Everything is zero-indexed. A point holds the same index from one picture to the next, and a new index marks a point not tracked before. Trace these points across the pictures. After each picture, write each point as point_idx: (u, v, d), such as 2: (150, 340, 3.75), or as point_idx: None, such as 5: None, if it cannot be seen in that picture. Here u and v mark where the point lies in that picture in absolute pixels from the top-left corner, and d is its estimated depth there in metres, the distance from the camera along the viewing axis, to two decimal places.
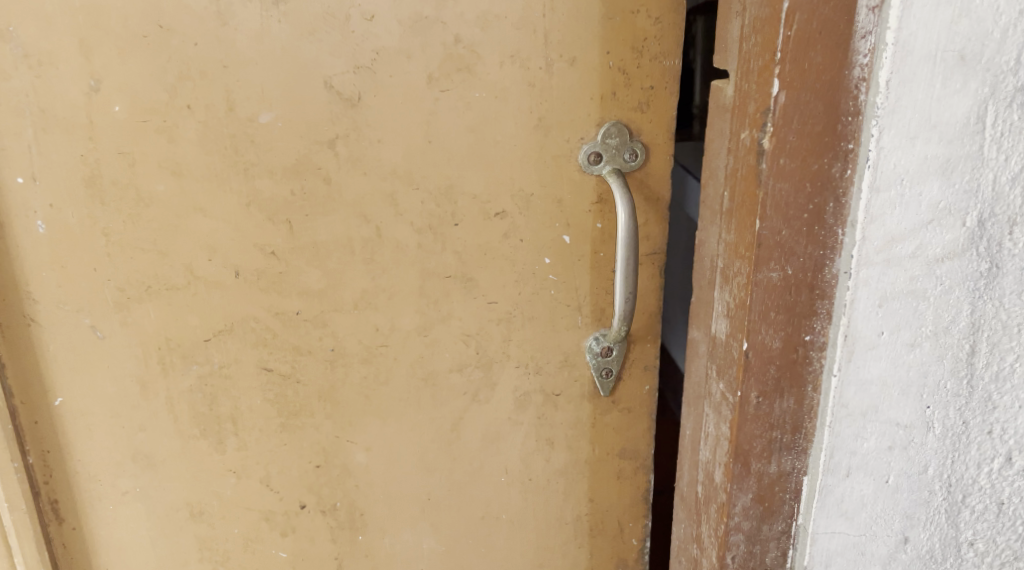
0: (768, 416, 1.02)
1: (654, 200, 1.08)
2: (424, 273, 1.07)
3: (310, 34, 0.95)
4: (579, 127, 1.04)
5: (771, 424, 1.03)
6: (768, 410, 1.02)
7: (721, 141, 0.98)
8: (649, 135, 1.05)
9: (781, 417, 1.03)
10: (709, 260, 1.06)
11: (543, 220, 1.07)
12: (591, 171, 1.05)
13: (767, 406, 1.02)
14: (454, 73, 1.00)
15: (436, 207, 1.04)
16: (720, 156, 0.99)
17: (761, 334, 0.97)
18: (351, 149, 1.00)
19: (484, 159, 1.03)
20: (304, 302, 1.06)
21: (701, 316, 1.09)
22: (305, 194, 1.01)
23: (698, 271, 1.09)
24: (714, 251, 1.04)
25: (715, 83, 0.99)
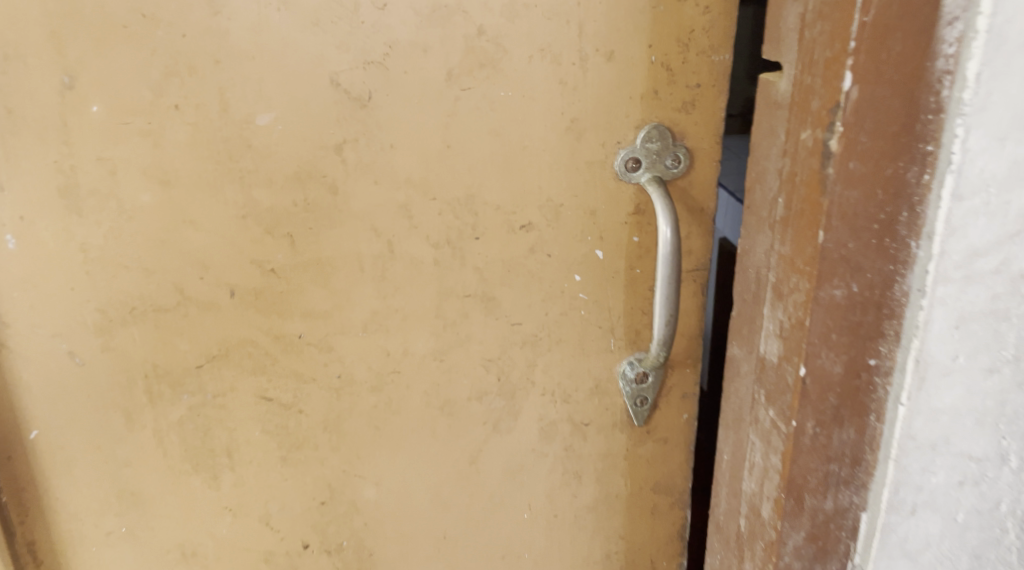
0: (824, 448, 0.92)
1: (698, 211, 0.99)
2: (441, 292, 0.98)
3: (314, 24, 0.84)
4: (615, 129, 0.95)
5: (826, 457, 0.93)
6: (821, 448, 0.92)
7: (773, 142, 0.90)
8: (693, 137, 0.96)
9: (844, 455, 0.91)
10: (755, 271, 0.96)
11: (572, 234, 0.98)
12: (628, 178, 0.96)
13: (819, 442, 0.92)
14: (477, 69, 0.90)
15: (455, 220, 0.96)
16: (775, 157, 0.90)
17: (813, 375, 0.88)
18: (360, 154, 0.90)
19: (510, 166, 0.94)
20: (308, 325, 0.96)
21: (744, 333, 1.00)
22: (308, 204, 0.90)
23: (741, 283, 1.00)
24: (762, 262, 0.94)
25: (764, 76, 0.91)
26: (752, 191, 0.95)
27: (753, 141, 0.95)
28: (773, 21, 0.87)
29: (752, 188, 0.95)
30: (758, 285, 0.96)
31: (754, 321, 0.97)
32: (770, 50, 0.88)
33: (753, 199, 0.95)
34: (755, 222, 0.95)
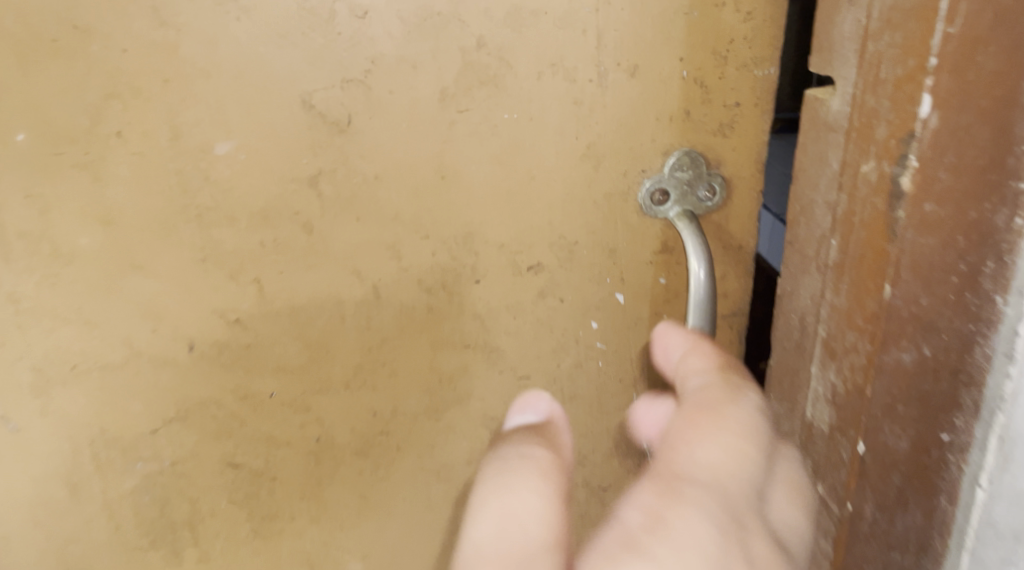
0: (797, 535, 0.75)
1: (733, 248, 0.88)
2: (436, 343, 0.85)
3: (279, 37, 0.71)
4: (639, 157, 0.83)
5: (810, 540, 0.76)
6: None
7: (824, 172, 0.77)
8: (732, 167, 0.85)
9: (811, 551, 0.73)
10: (798, 317, 0.83)
11: (588, 274, 0.87)
12: (655, 213, 0.85)
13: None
14: (476, 88, 0.77)
15: (451, 260, 0.83)
16: (826, 190, 0.77)
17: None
18: (338, 187, 0.77)
19: (516, 198, 0.82)
20: (281, 382, 0.83)
21: (785, 388, 0.86)
22: (278, 245, 0.77)
23: (781, 330, 0.87)
24: (808, 310, 0.81)
25: (809, 93, 0.78)
26: (796, 225, 0.82)
27: (795, 165, 0.82)
28: (823, 36, 0.75)
29: (795, 221, 0.82)
30: (803, 335, 0.83)
31: (799, 377, 0.84)
32: (821, 68, 0.76)
33: (795, 234, 0.82)
34: (799, 260, 0.82)
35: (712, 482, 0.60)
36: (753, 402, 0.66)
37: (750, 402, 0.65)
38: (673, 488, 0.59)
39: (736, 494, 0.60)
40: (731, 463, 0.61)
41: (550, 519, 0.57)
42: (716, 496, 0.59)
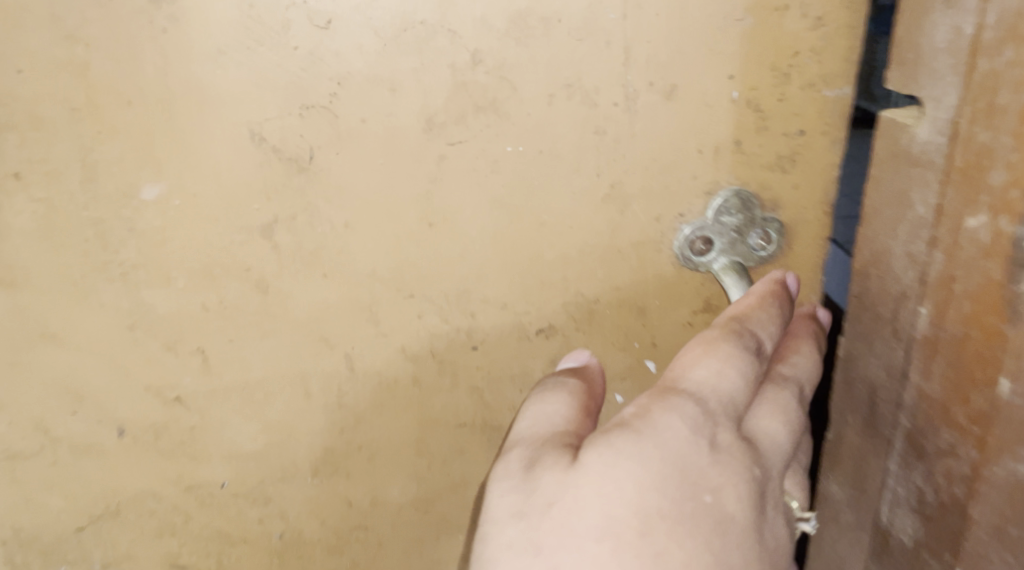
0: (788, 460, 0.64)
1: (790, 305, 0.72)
2: (424, 423, 0.70)
3: (216, 54, 0.56)
4: (674, 196, 0.67)
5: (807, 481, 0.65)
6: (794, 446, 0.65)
7: (909, 219, 0.60)
8: (790, 208, 0.69)
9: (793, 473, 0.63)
10: (869, 396, 0.66)
11: (612, 339, 0.71)
12: (695, 265, 0.70)
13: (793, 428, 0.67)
14: (471, 114, 0.61)
15: (442, 324, 0.67)
16: (908, 242, 0.60)
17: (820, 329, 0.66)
18: (298, 237, 0.62)
19: (523, 248, 0.67)
20: (233, 471, 0.68)
21: (852, 482, 0.69)
22: (225, 308, 0.63)
23: (843, 409, 0.69)
24: (885, 390, 0.64)
25: (885, 115, 0.61)
26: (867, 279, 0.65)
27: (866, 204, 0.64)
28: (901, 46, 0.59)
29: (866, 272, 0.65)
30: (875, 414, 0.65)
31: (869, 467, 0.66)
32: (899, 87, 0.59)
33: (865, 289, 0.65)
34: (871, 322, 0.65)
35: (696, 389, 0.57)
36: (760, 319, 0.61)
37: (770, 302, 0.62)
38: (665, 388, 0.57)
39: (716, 401, 0.57)
40: (715, 377, 0.57)
41: (572, 417, 0.58)
42: (695, 396, 0.56)
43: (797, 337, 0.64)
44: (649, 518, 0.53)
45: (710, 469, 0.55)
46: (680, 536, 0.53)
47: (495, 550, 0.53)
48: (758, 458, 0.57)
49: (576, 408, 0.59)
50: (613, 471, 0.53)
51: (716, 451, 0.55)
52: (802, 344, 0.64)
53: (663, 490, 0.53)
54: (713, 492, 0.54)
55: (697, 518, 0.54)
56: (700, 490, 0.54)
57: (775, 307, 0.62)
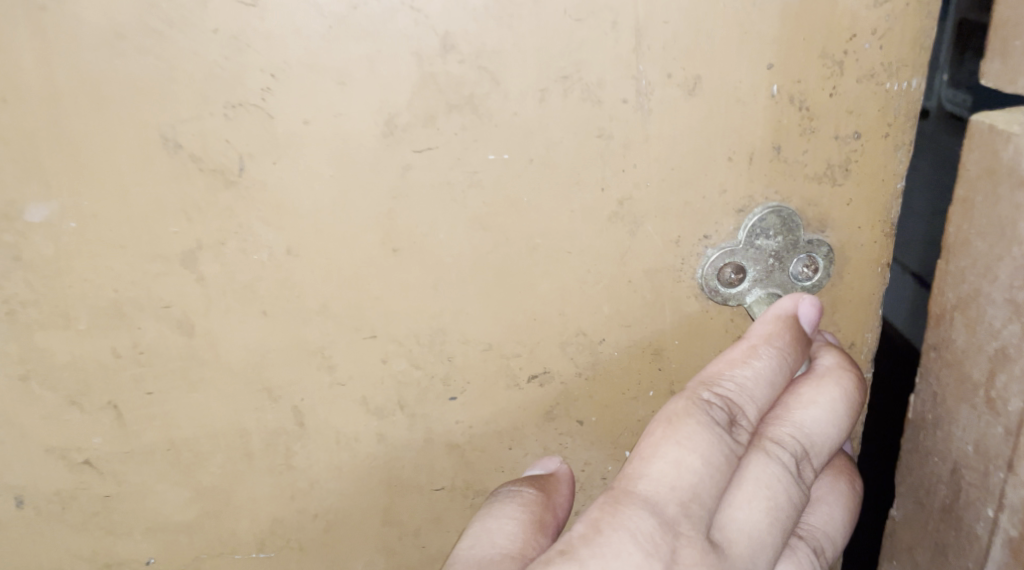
0: (802, 537, 0.52)
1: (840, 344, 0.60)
2: (393, 487, 0.58)
3: (111, 41, 0.45)
4: (696, 214, 0.55)
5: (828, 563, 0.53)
6: (807, 514, 0.53)
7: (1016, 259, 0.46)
8: (840, 228, 0.57)
9: (803, 558, 0.51)
10: (944, 476, 0.53)
11: (621, 384, 0.59)
12: (725, 298, 0.57)
13: (820, 487, 0.53)
14: (443, 114, 0.49)
15: (412, 370, 0.55)
16: (1013, 288, 0.47)
17: (848, 364, 0.51)
18: (227, 267, 0.50)
19: (510, 279, 0.54)
20: (159, 546, 0.56)
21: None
22: (140, 355, 0.51)
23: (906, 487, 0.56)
24: (971, 475, 0.51)
25: (977, 117, 0.47)
26: (951, 329, 0.51)
27: (949, 231, 0.50)
28: (1005, 29, 0.45)
29: (948, 319, 0.51)
30: (959, 502, 0.52)
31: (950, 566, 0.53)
32: (999, 85, 0.46)
33: (948, 340, 0.51)
34: (956, 385, 0.51)
35: (653, 490, 0.46)
36: (739, 377, 0.49)
37: (761, 353, 0.49)
38: (617, 494, 0.47)
39: (677, 505, 0.46)
40: (675, 474, 0.46)
41: (521, 535, 0.49)
42: (651, 500, 0.46)
43: (813, 381, 0.50)
44: None
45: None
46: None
47: None
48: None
49: (528, 525, 0.50)
50: None
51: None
52: (819, 392, 0.50)
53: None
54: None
55: None
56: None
57: (768, 357, 0.49)
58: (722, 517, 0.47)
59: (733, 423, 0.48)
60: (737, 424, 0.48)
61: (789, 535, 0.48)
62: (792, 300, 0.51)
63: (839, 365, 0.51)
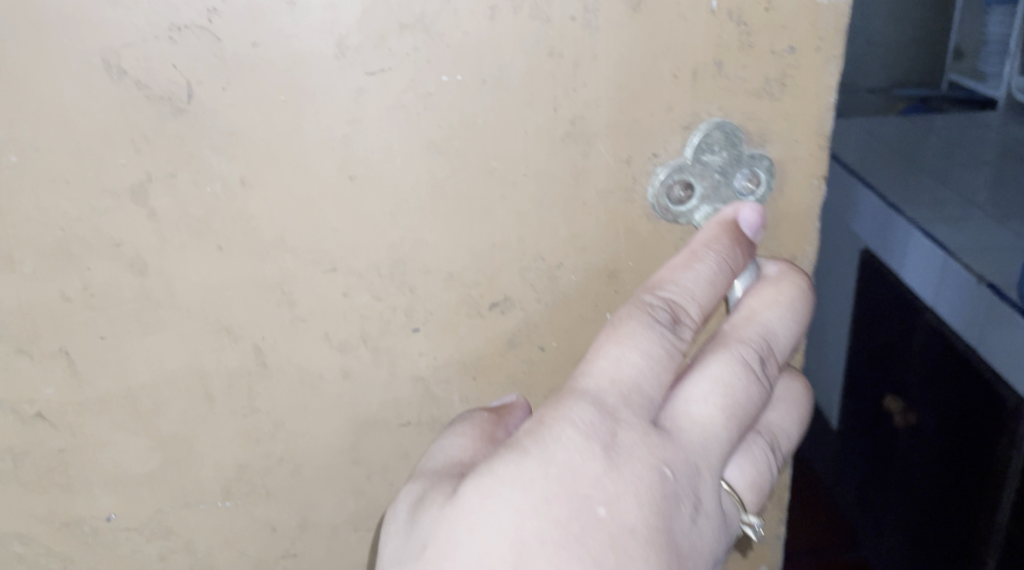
0: (758, 434, 0.53)
1: (785, 260, 0.61)
2: (360, 424, 0.57)
3: None
4: (645, 132, 0.56)
5: (782, 459, 0.55)
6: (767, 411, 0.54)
7: None
8: (779, 142, 0.58)
9: (759, 453, 0.52)
10: None
11: (580, 308, 0.59)
12: (674, 216, 0.59)
13: (779, 387, 0.55)
14: (394, 34, 0.49)
15: (374, 303, 0.55)
16: None
17: (796, 271, 0.53)
18: (180, 200, 0.49)
19: (468, 204, 0.54)
20: (120, 502, 0.54)
21: None
22: (94, 296, 0.49)
23: None
24: None
25: None
26: None
27: None
28: None
29: None
30: None
31: None
32: None
33: None
34: None
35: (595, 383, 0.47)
36: (680, 278, 0.50)
37: (702, 256, 0.50)
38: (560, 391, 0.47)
39: (617, 395, 0.46)
40: (615, 367, 0.47)
41: (471, 445, 0.51)
42: (592, 389, 0.46)
43: (770, 283, 0.52)
44: (528, 546, 0.44)
45: (608, 477, 0.45)
46: (569, 564, 0.43)
47: None
48: (682, 453, 0.47)
49: (479, 438, 0.51)
50: (485, 502, 0.44)
51: (618, 453, 0.45)
52: (769, 296, 0.52)
53: (545, 511, 0.44)
54: (614, 503, 0.45)
55: (591, 536, 0.44)
56: (596, 500, 0.45)
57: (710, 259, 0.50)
58: (668, 409, 0.48)
59: (676, 321, 0.49)
60: (681, 322, 0.49)
61: (738, 426, 0.49)
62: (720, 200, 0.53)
63: (789, 270, 0.53)
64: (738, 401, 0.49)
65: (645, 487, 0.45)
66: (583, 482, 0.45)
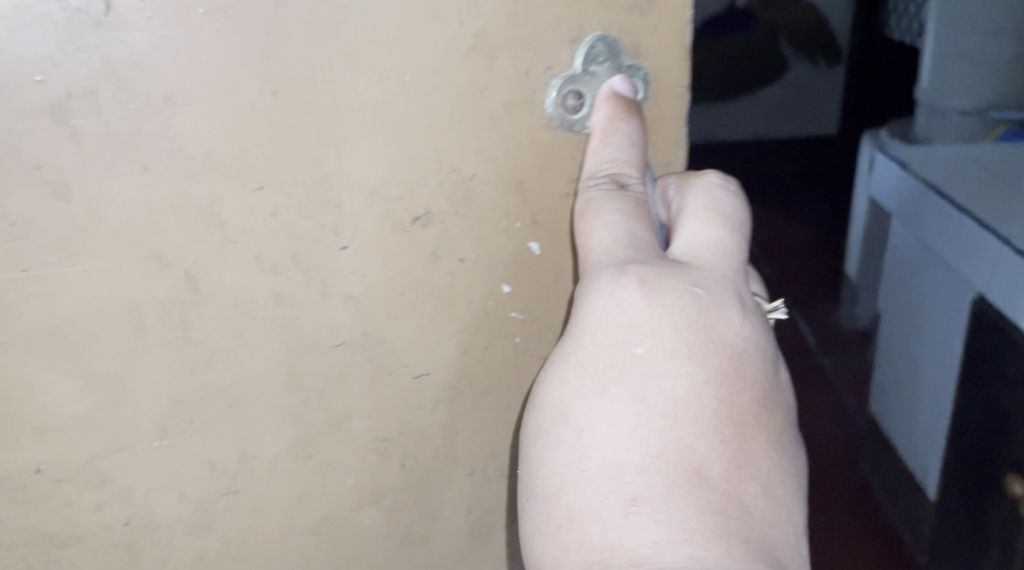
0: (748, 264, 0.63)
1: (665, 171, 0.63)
2: (293, 346, 0.57)
3: None
4: (538, 45, 0.57)
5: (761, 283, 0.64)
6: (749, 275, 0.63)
7: None
8: (653, 53, 0.59)
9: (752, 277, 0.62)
10: None
11: (491, 220, 0.60)
12: (570, 125, 0.59)
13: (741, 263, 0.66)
14: None
15: (302, 221, 0.55)
16: None
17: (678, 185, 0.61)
18: (98, 123, 0.49)
19: (388, 115, 0.55)
20: (51, 448, 0.54)
21: None
22: (19, 229, 0.50)
23: None
24: None
25: None
26: None
27: None
28: None
29: None
30: None
31: None
32: None
33: None
34: None
35: (600, 252, 0.56)
36: (607, 148, 0.58)
37: (615, 131, 0.58)
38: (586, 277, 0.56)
39: (626, 249, 0.56)
40: (613, 234, 0.56)
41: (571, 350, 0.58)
42: (606, 261, 0.55)
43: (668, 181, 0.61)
44: (582, 403, 0.53)
45: (641, 313, 0.53)
46: (615, 404, 0.52)
47: (529, 520, 0.54)
48: (703, 275, 0.55)
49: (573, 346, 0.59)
50: (550, 395, 0.54)
51: (647, 291, 0.54)
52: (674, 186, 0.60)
53: (584, 370, 0.53)
54: (647, 341, 0.53)
55: (636, 372, 0.52)
56: (632, 343, 0.53)
57: (622, 132, 0.58)
58: (673, 248, 0.58)
59: (622, 183, 0.58)
60: (627, 184, 0.58)
61: (741, 240, 0.58)
62: (608, 87, 0.58)
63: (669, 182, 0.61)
64: (728, 213, 0.58)
65: (670, 318, 0.53)
66: (621, 333, 0.53)
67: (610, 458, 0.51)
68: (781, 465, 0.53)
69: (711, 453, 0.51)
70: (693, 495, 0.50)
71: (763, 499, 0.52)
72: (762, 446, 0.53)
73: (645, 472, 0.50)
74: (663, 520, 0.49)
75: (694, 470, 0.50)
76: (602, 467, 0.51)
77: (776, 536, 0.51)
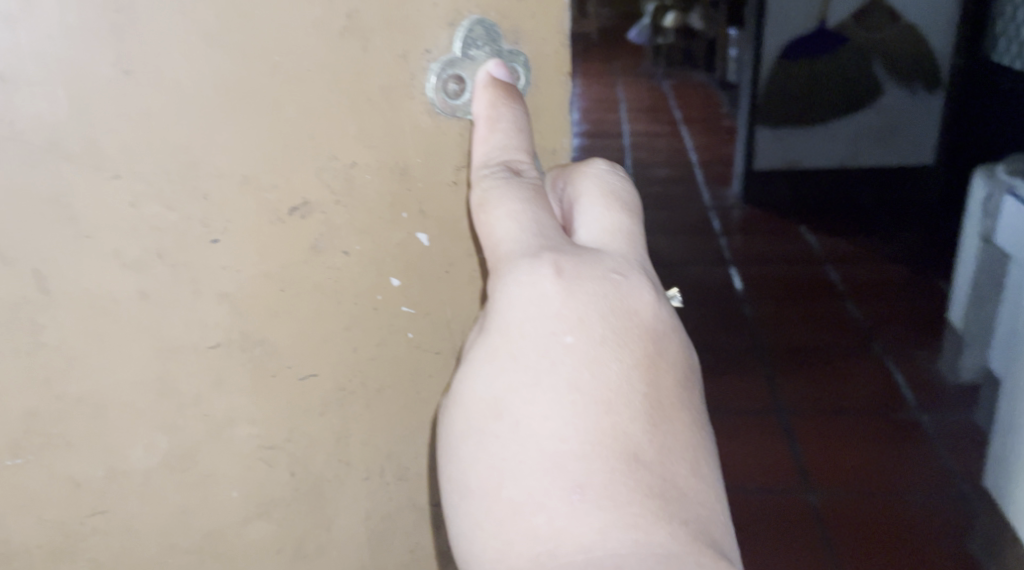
0: None
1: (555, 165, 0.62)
2: (163, 351, 0.53)
3: None
4: (412, 25, 0.54)
5: None
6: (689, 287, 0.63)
7: None
8: (527, 35, 0.58)
9: None
10: None
11: (376, 209, 0.57)
12: (453, 111, 0.57)
13: None
14: None
15: (167, 213, 0.50)
16: None
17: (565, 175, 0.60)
18: None
19: (257, 99, 0.51)
20: None
21: None
22: None
23: None
24: None
25: None
26: None
27: None
28: None
29: None
30: None
31: None
32: None
33: None
34: None
35: (510, 243, 0.53)
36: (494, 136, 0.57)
37: (499, 118, 0.57)
38: (498, 270, 0.53)
39: (540, 237, 0.53)
40: (523, 221, 0.53)
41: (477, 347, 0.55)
42: (522, 249, 0.52)
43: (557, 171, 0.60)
44: (511, 397, 0.50)
45: (563, 301, 0.51)
46: (547, 395, 0.49)
47: (464, 518, 0.51)
48: (619, 260, 0.54)
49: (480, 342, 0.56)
50: (480, 392, 0.51)
51: (567, 280, 0.51)
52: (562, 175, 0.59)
53: (512, 363, 0.51)
54: (576, 329, 0.51)
55: (564, 361, 0.50)
56: (562, 332, 0.50)
57: (507, 118, 0.57)
58: (579, 235, 0.56)
59: (517, 170, 0.56)
60: (521, 171, 0.56)
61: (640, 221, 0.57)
62: (484, 72, 0.57)
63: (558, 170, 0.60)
64: (627, 199, 0.57)
65: (595, 306, 0.51)
66: (547, 323, 0.51)
67: (548, 448, 0.49)
68: (706, 443, 0.53)
69: (643, 436, 0.49)
70: (633, 480, 0.48)
71: (693, 478, 0.50)
72: (688, 426, 0.52)
73: (585, 460, 0.48)
74: (608, 508, 0.47)
75: (631, 454, 0.49)
76: (542, 459, 0.49)
77: (709, 515, 0.50)
